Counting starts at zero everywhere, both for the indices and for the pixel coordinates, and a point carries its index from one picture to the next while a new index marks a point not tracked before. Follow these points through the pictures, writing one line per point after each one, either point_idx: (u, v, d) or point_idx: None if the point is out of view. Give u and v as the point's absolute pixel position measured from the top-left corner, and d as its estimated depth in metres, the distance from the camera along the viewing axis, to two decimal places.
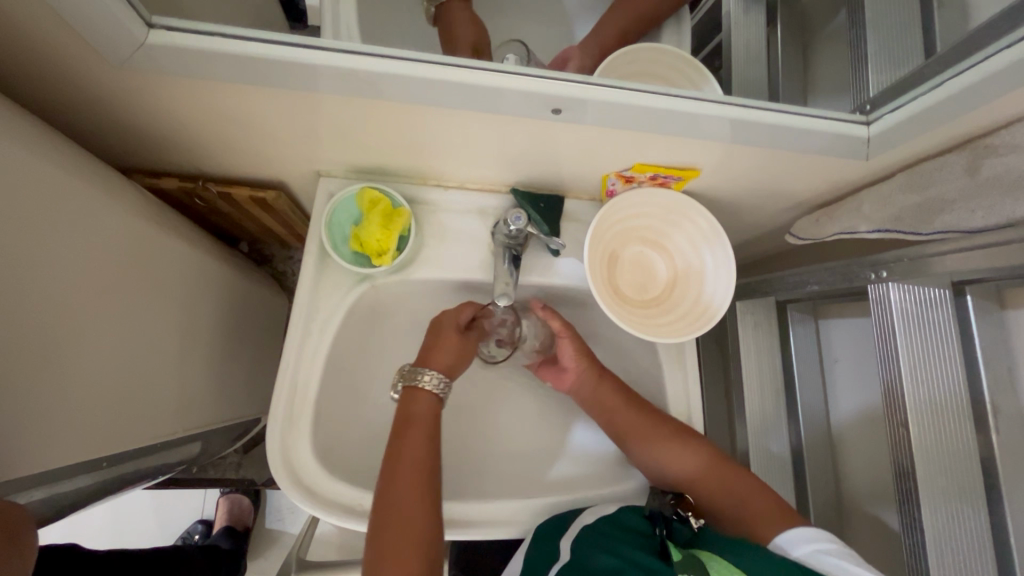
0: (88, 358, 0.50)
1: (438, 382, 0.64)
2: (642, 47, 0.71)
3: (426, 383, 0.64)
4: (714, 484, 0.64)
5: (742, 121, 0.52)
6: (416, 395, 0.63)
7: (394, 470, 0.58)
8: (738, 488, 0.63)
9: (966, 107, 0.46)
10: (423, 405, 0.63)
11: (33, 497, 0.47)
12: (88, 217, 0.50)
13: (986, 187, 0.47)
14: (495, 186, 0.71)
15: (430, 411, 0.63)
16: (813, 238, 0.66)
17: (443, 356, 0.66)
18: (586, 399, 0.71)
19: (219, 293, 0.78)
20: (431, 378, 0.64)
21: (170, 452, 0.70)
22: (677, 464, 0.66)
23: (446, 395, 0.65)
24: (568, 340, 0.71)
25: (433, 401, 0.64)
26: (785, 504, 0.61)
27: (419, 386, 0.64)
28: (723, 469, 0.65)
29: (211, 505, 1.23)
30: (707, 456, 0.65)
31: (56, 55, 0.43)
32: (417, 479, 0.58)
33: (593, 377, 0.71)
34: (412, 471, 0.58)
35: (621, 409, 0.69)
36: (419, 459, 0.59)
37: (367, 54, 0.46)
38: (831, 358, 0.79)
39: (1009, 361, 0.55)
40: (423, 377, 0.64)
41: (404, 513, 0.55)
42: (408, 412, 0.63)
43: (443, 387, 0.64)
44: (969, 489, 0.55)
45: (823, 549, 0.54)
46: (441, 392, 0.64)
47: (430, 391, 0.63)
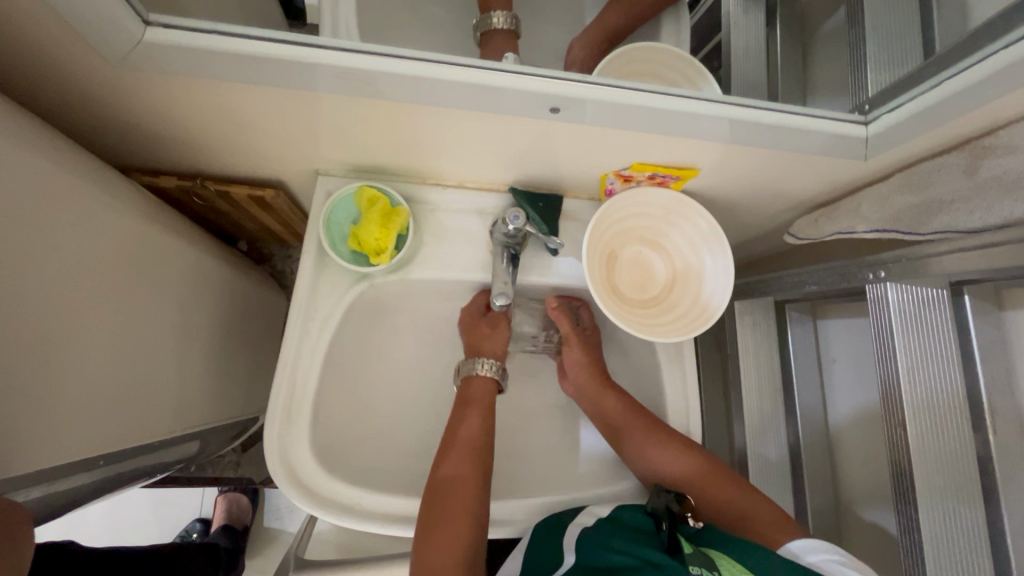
0: (87, 357, 0.50)
1: (494, 366, 0.69)
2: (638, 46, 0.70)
3: (485, 368, 0.69)
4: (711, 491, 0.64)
5: (740, 121, 0.52)
6: (473, 382, 0.68)
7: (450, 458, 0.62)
8: (732, 498, 0.63)
9: (965, 108, 0.46)
10: (479, 389, 0.68)
11: (31, 495, 0.47)
12: (85, 215, 0.50)
13: (986, 188, 0.47)
14: (494, 186, 0.70)
15: (488, 393, 0.68)
16: (812, 238, 0.66)
17: (493, 344, 0.72)
18: (589, 401, 0.73)
19: (218, 291, 0.78)
20: (486, 364, 0.69)
21: (168, 451, 0.70)
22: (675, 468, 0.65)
23: (503, 379, 0.70)
24: (571, 347, 0.73)
25: (490, 385, 0.68)
26: (782, 514, 0.61)
27: (477, 373, 0.69)
28: (716, 479, 0.64)
29: (209, 503, 1.23)
30: (701, 466, 0.65)
31: (54, 53, 0.43)
32: (467, 472, 0.61)
33: (593, 385, 0.72)
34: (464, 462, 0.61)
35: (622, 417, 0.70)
36: (472, 448, 0.63)
37: (367, 53, 0.46)
38: (830, 357, 0.79)
39: (1006, 361, 0.55)
40: (480, 364, 0.69)
41: (455, 499, 0.58)
42: (466, 396, 0.68)
43: (499, 370, 0.69)
44: (967, 489, 0.55)
45: (836, 560, 0.53)
46: (497, 375, 0.69)
47: (487, 375, 0.69)
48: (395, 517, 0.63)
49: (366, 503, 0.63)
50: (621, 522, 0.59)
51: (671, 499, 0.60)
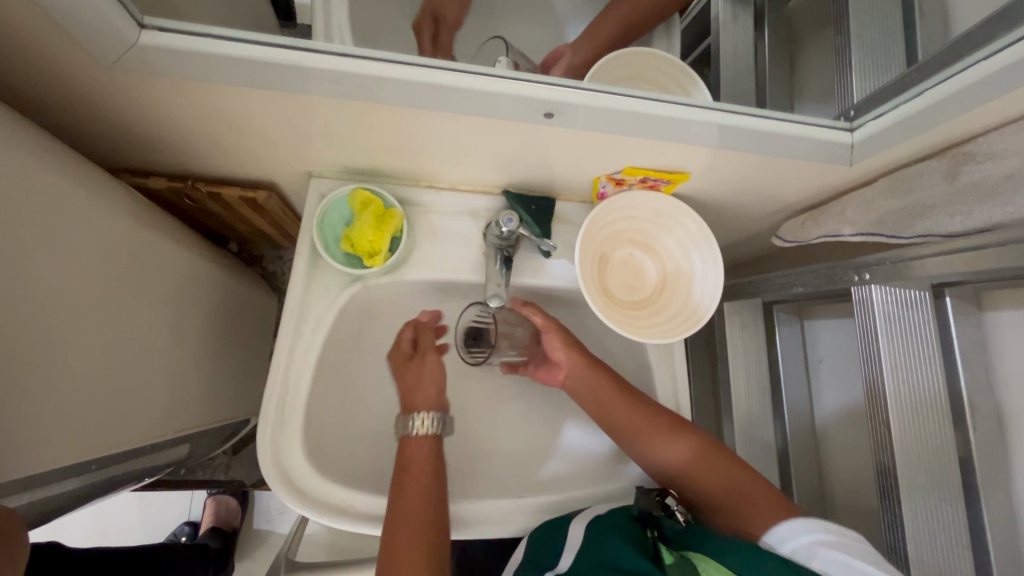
0: (77, 360, 0.50)
1: (429, 421, 0.64)
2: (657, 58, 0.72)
3: (420, 426, 0.64)
4: (707, 475, 0.63)
5: (730, 128, 0.53)
6: (410, 440, 0.64)
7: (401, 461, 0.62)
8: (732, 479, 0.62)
9: (946, 115, 0.47)
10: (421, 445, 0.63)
11: (21, 501, 0.46)
12: (75, 218, 0.50)
13: (966, 193, 0.48)
14: (487, 189, 0.71)
15: (430, 448, 0.64)
16: (799, 241, 0.68)
17: (424, 396, 0.67)
18: (585, 396, 0.70)
19: (208, 293, 0.78)
20: (423, 421, 0.64)
21: (159, 455, 0.70)
22: (674, 454, 0.65)
23: (443, 430, 0.65)
24: (554, 334, 0.71)
25: (429, 439, 0.64)
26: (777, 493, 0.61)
27: (413, 433, 0.64)
28: (714, 460, 0.64)
29: (198, 506, 1.22)
30: (691, 444, 0.65)
31: (45, 54, 0.43)
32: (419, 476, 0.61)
33: (582, 367, 0.70)
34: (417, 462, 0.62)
35: (615, 405, 0.68)
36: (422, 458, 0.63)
37: (360, 58, 0.47)
38: (816, 357, 0.81)
39: (986, 361, 0.56)
40: (414, 422, 0.64)
41: (412, 511, 0.58)
42: (405, 457, 0.63)
43: (437, 422, 0.65)
44: (948, 486, 0.56)
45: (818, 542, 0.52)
46: (436, 427, 0.64)
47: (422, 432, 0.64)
48: None
49: (359, 505, 0.63)
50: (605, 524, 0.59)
51: (652, 499, 0.63)
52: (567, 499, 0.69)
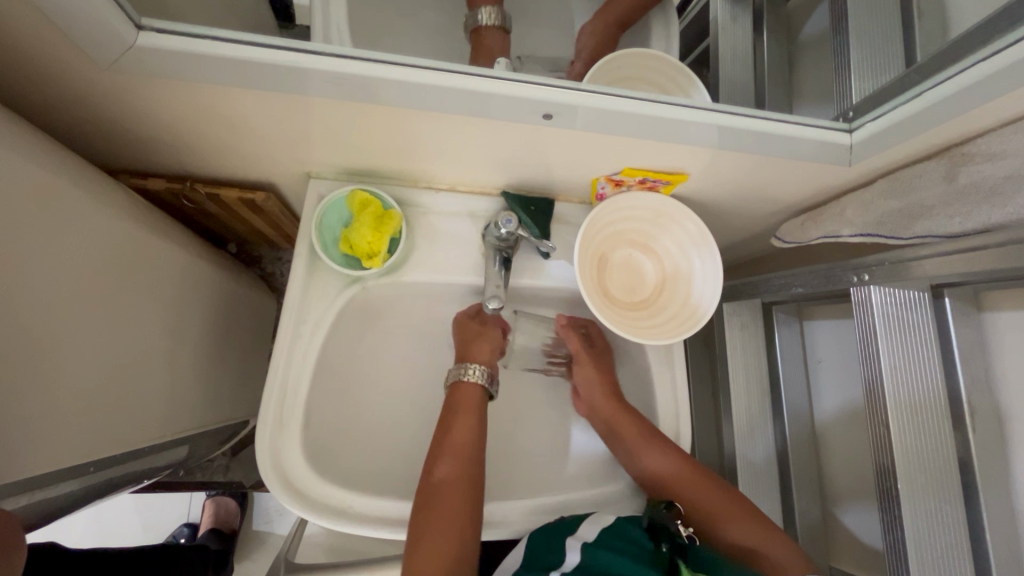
0: (75, 362, 0.50)
1: (484, 373, 0.68)
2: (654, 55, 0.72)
3: (474, 375, 0.68)
4: (694, 491, 0.67)
5: (729, 129, 0.53)
6: (463, 385, 0.67)
7: (443, 439, 0.64)
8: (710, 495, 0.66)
9: (946, 115, 0.47)
10: (468, 395, 0.67)
11: (20, 504, 0.46)
12: (73, 220, 0.50)
13: (965, 194, 0.48)
14: (487, 190, 0.71)
15: (477, 401, 0.67)
16: (798, 242, 0.68)
17: (481, 348, 0.70)
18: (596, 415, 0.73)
19: (207, 295, 0.77)
20: (475, 371, 0.68)
21: (158, 457, 0.69)
22: (668, 472, 0.67)
23: (491, 386, 0.68)
24: (586, 367, 0.74)
25: (479, 391, 0.67)
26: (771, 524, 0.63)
27: (466, 380, 0.67)
28: (710, 485, 0.66)
29: (197, 508, 1.22)
30: (676, 457, 0.68)
31: (42, 56, 0.43)
32: (456, 466, 0.62)
33: (609, 401, 0.72)
34: (458, 442, 0.63)
35: (624, 423, 0.70)
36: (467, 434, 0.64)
37: (360, 59, 0.47)
38: (816, 358, 0.81)
39: (985, 362, 0.57)
40: (468, 370, 0.68)
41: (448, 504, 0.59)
42: (456, 400, 0.67)
43: (486, 377, 0.68)
44: (947, 487, 0.56)
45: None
46: (485, 381, 0.68)
47: (475, 381, 0.67)
48: (386, 520, 0.63)
49: (358, 506, 0.63)
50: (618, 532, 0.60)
51: (667, 515, 0.63)
52: (566, 500, 0.69)
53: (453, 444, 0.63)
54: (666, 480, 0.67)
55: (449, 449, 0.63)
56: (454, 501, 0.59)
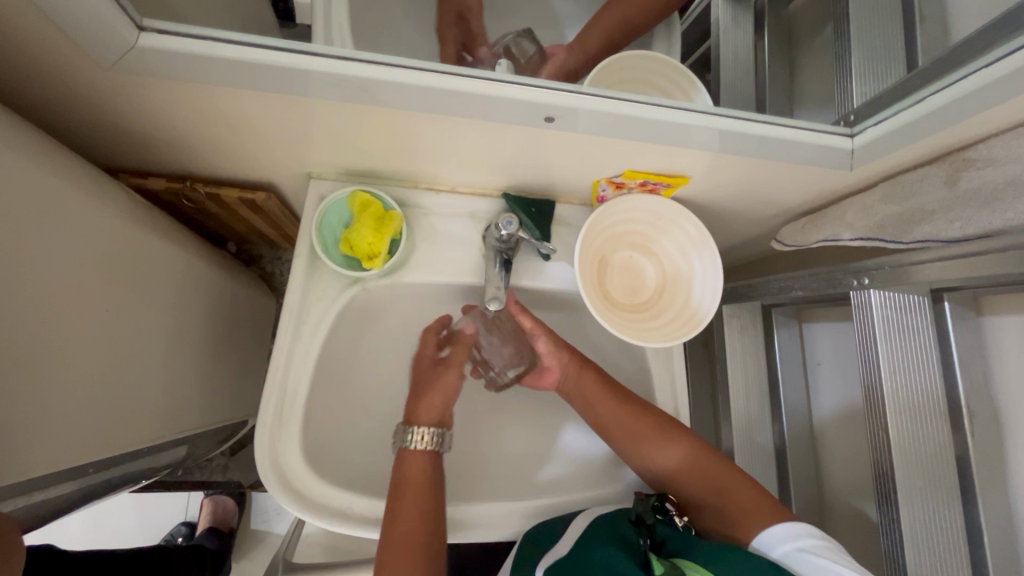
0: (74, 362, 0.49)
1: (428, 437, 0.65)
2: (664, 58, 0.71)
3: (418, 439, 0.65)
4: (685, 469, 0.65)
5: (731, 132, 0.53)
6: (408, 457, 0.64)
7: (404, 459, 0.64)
8: (713, 476, 0.64)
9: (948, 119, 0.47)
10: (416, 462, 0.64)
11: (18, 505, 0.46)
12: (70, 218, 0.49)
13: (965, 199, 0.48)
14: (487, 191, 0.71)
15: (424, 474, 0.63)
16: (798, 245, 0.68)
17: (428, 406, 0.68)
18: (576, 397, 0.71)
19: (206, 294, 0.77)
20: (420, 435, 0.65)
21: (157, 457, 0.69)
22: (658, 453, 0.66)
23: (440, 447, 0.66)
24: (543, 337, 0.71)
25: (426, 456, 0.64)
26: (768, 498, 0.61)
27: (411, 446, 0.65)
28: (698, 459, 0.65)
29: (194, 506, 1.22)
30: (680, 440, 0.66)
31: (41, 56, 0.43)
32: (418, 471, 0.63)
33: (576, 372, 0.71)
34: (418, 459, 0.64)
35: (608, 406, 0.69)
36: (424, 452, 0.64)
37: (362, 60, 0.46)
38: (814, 361, 0.81)
39: (984, 366, 0.57)
40: (412, 436, 0.65)
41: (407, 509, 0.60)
42: (403, 476, 0.63)
43: (435, 439, 0.65)
44: (946, 489, 0.56)
45: (805, 547, 0.54)
46: (435, 444, 0.65)
47: (422, 448, 0.65)
48: None
49: (358, 507, 0.63)
50: (603, 526, 0.60)
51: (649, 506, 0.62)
52: (565, 502, 0.69)
53: (414, 452, 0.64)
54: (659, 462, 0.66)
55: (412, 461, 0.64)
56: (415, 507, 0.60)
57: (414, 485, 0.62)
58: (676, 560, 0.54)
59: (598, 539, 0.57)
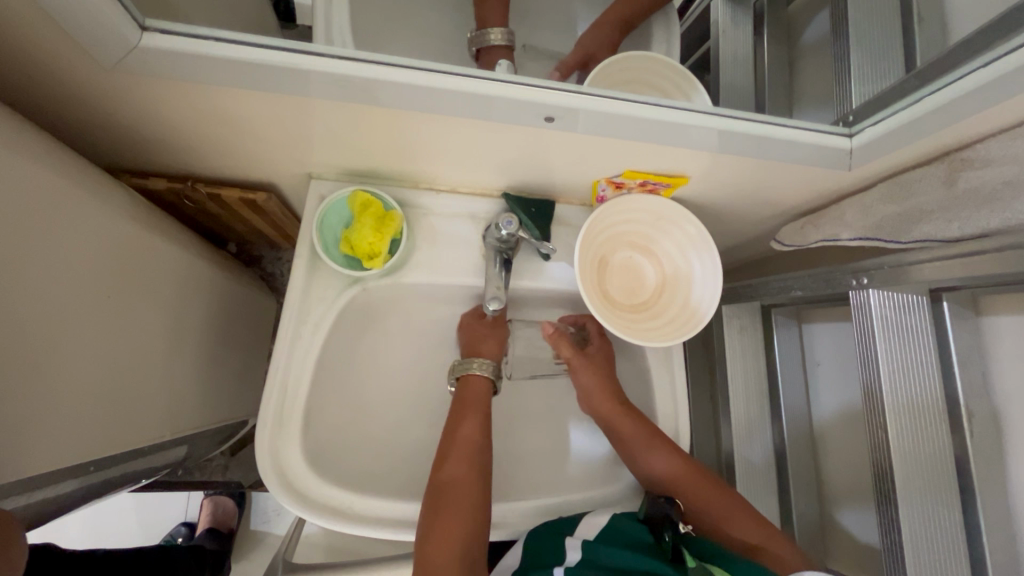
0: (75, 363, 0.50)
1: (489, 364, 0.69)
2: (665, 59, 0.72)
3: (481, 368, 0.69)
4: (693, 490, 0.67)
5: (730, 132, 0.53)
6: (473, 376, 0.69)
7: (451, 440, 0.64)
8: (718, 499, 0.65)
9: (946, 120, 0.47)
10: (479, 388, 0.68)
11: (19, 503, 0.46)
12: (73, 218, 0.50)
13: (964, 199, 0.48)
14: (487, 192, 0.71)
15: (484, 392, 0.68)
16: (797, 246, 0.68)
17: (490, 344, 0.72)
18: (593, 410, 0.72)
19: (207, 294, 0.77)
20: (482, 364, 0.69)
21: (158, 456, 0.69)
22: (666, 472, 0.67)
23: (498, 380, 0.70)
24: (564, 340, 0.74)
25: (487, 385, 0.69)
26: (766, 523, 0.63)
27: (473, 373, 0.69)
28: (700, 482, 0.67)
29: (195, 506, 1.22)
30: (681, 463, 0.68)
31: (44, 56, 0.43)
32: (471, 456, 0.63)
33: (598, 384, 0.71)
34: (466, 443, 0.64)
35: (623, 421, 0.69)
36: (475, 424, 0.65)
37: (363, 61, 0.47)
38: (814, 361, 0.81)
39: (982, 365, 0.57)
40: (476, 364, 0.69)
41: (454, 500, 0.60)
42: (455, 429, 0.65)
43: (494, 369, 0.70)
44: (944, 488, 0.56)
45: None
46: (493, 373, 0.69)
47: (483, 375, 0.69)
48: (386, 520, 0.63)
49: (358, 507, 0.63)
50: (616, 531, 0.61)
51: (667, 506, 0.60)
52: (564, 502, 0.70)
53: (467, 433, 0.65)
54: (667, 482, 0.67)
55: (459, 446, 0.64)
56: (462, 501, 0.60)
57: (463, 471, 0.62)
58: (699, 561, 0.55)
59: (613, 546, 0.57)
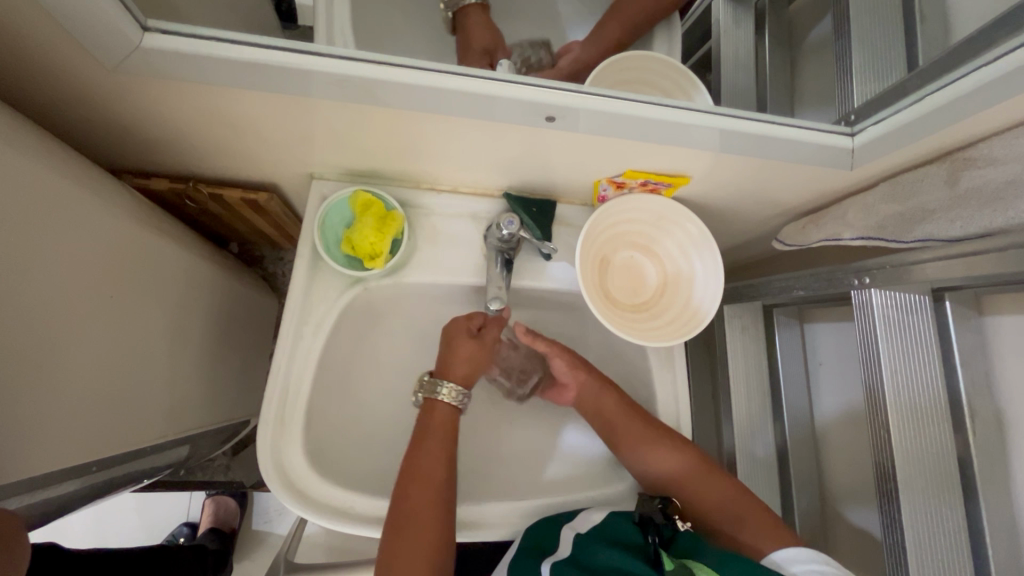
0: (77, 363, 0.50)
1: (456, 393, 0.66)
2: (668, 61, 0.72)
3: (446, 396, 0.65)
4: (695, 488, 0.66)
5: (732, 131, 0.53)
6: (435, 405, 0.65)
7: (414, 452, 0.63)
8: (721, 494, 0.65)
9: (949, 118, 0.47)
10: (442, 415, 0.65)
11: (22, 503, 0.47)
12: (75, 218, 0.50)
13: (966, 198, 0.48)
14: (489, 192, 0.71)
15: (450, 420, 0.65)
16: (799, 245, 0.68)
17: (461, 365, 0.66)
18: (590, 413, 0.72)
19: (209, 294, 0.77)
20: (449, 391, 0.65)
21: (160, 456, 0.70)
22: (667, 470, 0.67)
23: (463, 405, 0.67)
24: (561, 357, 0.72)
25: (452, 412, 0.66)
26: (771, 515, 0.63)
27: (438, 399, 0.65)
28: (705, 478, 0.66)
29: (197, 506, 1.22)
30: (686, 458, 0.67)
31: (45, 57, 0.43)
32: (434, 469, 0.62)
33: (594, 388, 0.72)
34: (430, 455, 0.63)
35: (620, 419, 0.70)
36: (440, 439, 0.64)
37: (364, 61, 0.47)
38: (816, 360, 0.81)
39: (985, 365, 0.57)
40: (441, 390, 0.66)
41: (415, 515, 0.58)
42: (421, 442, 0.64)
43: (461, 398, 0.66)
44: (948, 489, 0.56)
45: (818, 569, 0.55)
46: (459, 402, 0.66)
47: (448, 403, 0.65)
48: None
49: (359, 507, 0.63)
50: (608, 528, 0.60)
51: (655, 507, 0.62)
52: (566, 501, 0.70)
53: (431, 446, 0.63)
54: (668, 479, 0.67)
55: (422, 458, 0.62)
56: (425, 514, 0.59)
57: (427, 485, 0.61)
58: (683, 560, 0.54)
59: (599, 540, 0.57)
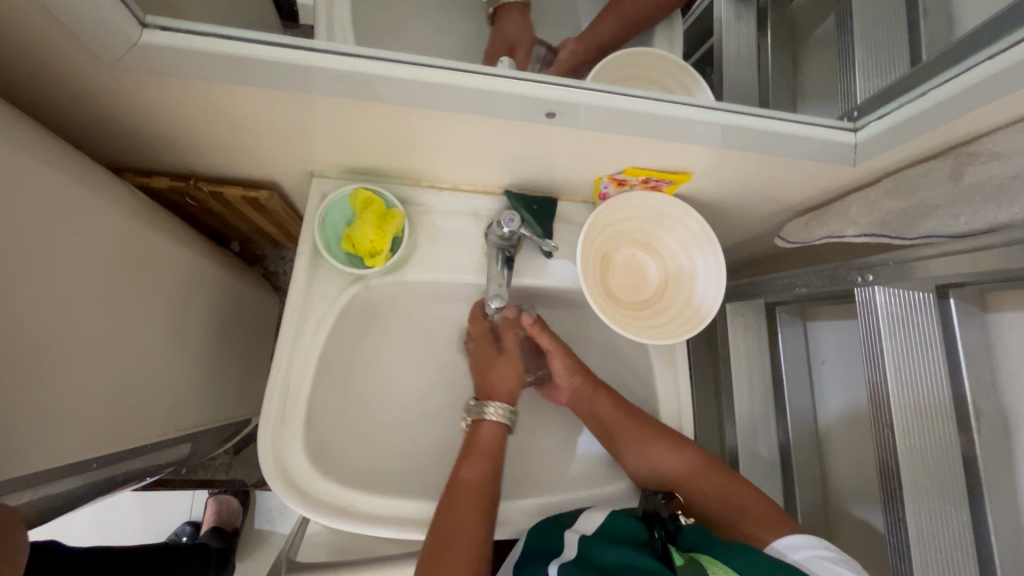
0: (78, 359, 0.50)
1: (503, 412, 0.67)
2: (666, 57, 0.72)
3: (494, 413, 0.66)
4: (694, 482, 0.67)
5: (733, 126, 0.53)
6: (484, 422, 0.67)
7: (468, 451, 0.65)
8: (722, 486, 0.65)
9: (953, 113, 0.47)
10: (492, 431, 0.66)
11: (23, 499, 0.47)
12: (76, 215, 0.50)
13: (971, 194, 0.48)
14: (489, 189, 0.71)
15: (498, 437, 0.66)
16: (801, 242, 0.67)
17: (501, 381, 0.69)
18: (585, 414, 0.73)
19: (210, 293, 0.77)
20: (496, 409, 0.66)
21: (161, 454, 0.70)
22: (667, 467, 0.68)
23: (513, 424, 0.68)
24: (559, 356, 0.72)
25: (501, 429, 0.67)
26: (771, 505, 0.63)
27: (488, 418, 0.66)
28: (707, 474, 0.67)
29: (199, 505, 1.23)
30: (686, 454, 0.68)
31: (44, 53, 0.43)
32: (483, 465, 0.63)
33: (587, 389, 0.72)
34: (482, 453, 0.65)
35: (616, 418, 0.71)
36: (492, 443, 0.66)
37: (364, 58, 0.47)
38: (819, 359, 0.81)
39: (989, 363, 0.56)
40: (489, 409, 0.67)
41: (462, 511, 0.59)
42: (474, 440, 0.66)
43: (509, 415, 0.67)
44: (952, 488, 0.56)
45: (822, 556, 0.53)
46: (507, 419, 0.67)
47: (495, 420, 0.66)
48: (388, 518, 0.63)
49: (360, 505, 0.63)
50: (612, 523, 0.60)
51: (660, 502, 0.62)
52: (567, 500, 0.69)
53: (485, 442, 0.66)
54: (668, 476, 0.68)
55: (472, 457, 0.64)
56: (468, 510, 0.59)
57: (476, 479, 0.62)
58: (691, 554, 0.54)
59: (607, 540, 0.56)
